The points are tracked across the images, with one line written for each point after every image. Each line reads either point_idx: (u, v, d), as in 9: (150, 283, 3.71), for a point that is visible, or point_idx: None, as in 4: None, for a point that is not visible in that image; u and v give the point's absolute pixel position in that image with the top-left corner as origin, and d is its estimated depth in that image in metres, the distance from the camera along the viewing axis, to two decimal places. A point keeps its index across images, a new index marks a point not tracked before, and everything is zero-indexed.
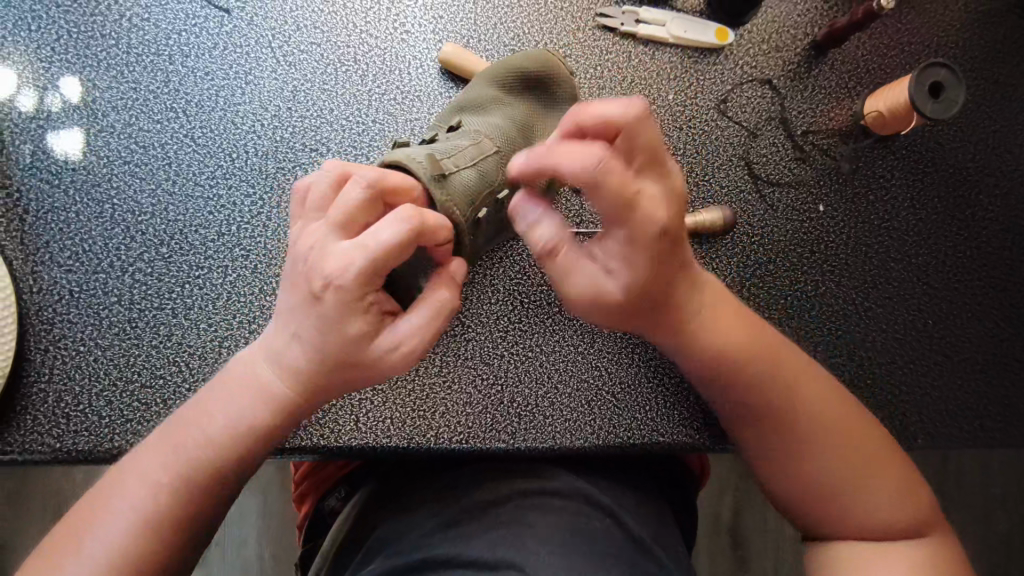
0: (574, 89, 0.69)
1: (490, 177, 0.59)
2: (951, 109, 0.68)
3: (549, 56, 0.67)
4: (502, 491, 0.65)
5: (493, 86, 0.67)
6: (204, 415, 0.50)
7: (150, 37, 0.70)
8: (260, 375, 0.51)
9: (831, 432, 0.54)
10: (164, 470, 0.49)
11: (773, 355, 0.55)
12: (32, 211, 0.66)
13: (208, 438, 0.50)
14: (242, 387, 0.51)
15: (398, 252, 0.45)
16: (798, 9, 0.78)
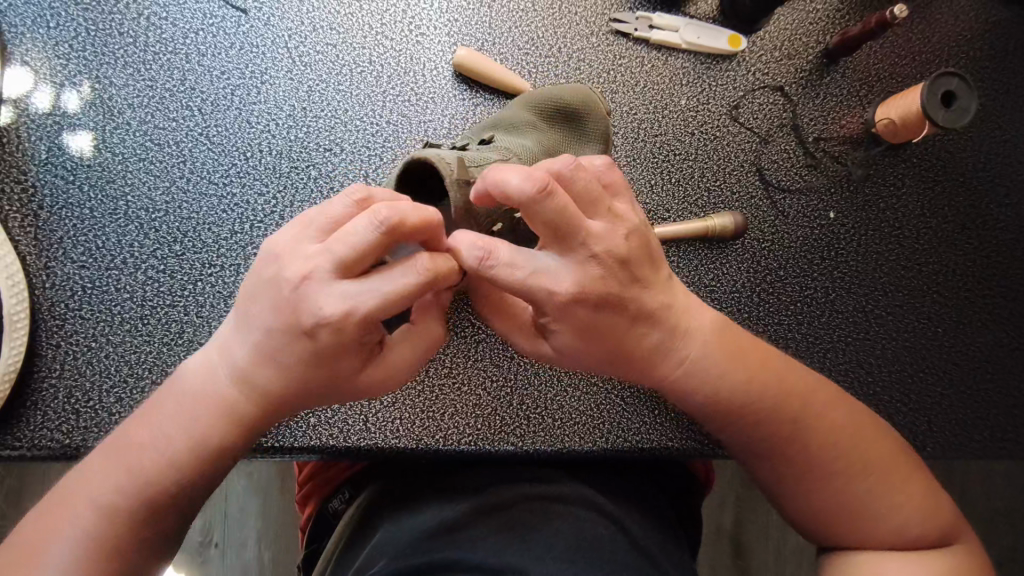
0: (608, 122, 0.68)
1: None
2: (962, 118, 0.68)
3: (589, 92, 0.67)
4: (511, 492, 0.64)
5: (528, 111, 0.67)
6: (154, 423, 0.48)
7: (168, 36, 0.70)
8: (213, 383, 0.48)
9: (842, 450, 0.55)
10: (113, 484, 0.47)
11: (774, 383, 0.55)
12: (47, 206, 0.66)
13: (158, 448, 0.48)
14: (196, 394, 0.48)
15: (411, 299, 0.43)
16: (810, 17, 0.78)
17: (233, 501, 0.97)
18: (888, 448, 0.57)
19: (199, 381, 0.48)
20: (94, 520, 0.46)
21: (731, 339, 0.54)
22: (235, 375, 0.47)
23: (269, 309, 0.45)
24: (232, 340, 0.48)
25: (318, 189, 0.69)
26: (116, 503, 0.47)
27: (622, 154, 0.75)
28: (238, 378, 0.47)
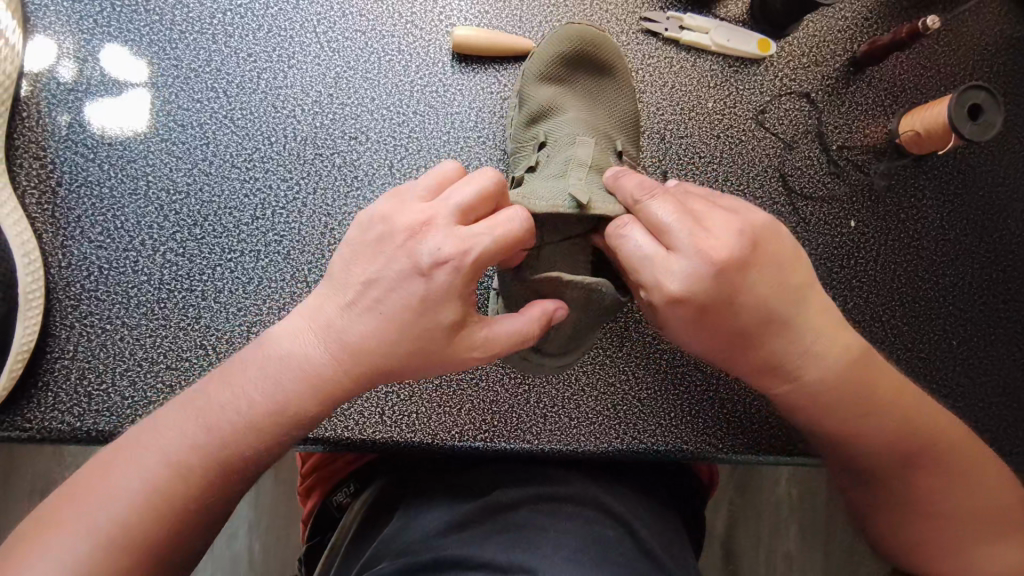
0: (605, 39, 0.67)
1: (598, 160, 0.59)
2: (988, 132, 0.68)
3: (565, 30, 0.67)
4: (526, 488, 0.64)
5: (544, 87, 0.67)
6: (239, 381, 0.49)
7: (195, 15, 0.69)
8: (303, 348, 0.49)
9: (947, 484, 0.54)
10: (190, 438, 0.48)
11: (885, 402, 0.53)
12: (65, 184, 0.65)
13: (239, 412, 0.48)
14: (286, 359, 0.49)
15: (519, 244, 0.46)
16: (839, 25, 0.78)
17: None
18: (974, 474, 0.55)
19: (290, 346, 0.49)
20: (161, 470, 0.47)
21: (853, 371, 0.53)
22: (329, 345, 0.48)
23: (380, 259, 0.47)
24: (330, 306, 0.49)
25: (341, 177, 0.68)
26: (186, 460, 0.47)
27: (647, 155, 0.74)
28: (334, 346, 0.48)
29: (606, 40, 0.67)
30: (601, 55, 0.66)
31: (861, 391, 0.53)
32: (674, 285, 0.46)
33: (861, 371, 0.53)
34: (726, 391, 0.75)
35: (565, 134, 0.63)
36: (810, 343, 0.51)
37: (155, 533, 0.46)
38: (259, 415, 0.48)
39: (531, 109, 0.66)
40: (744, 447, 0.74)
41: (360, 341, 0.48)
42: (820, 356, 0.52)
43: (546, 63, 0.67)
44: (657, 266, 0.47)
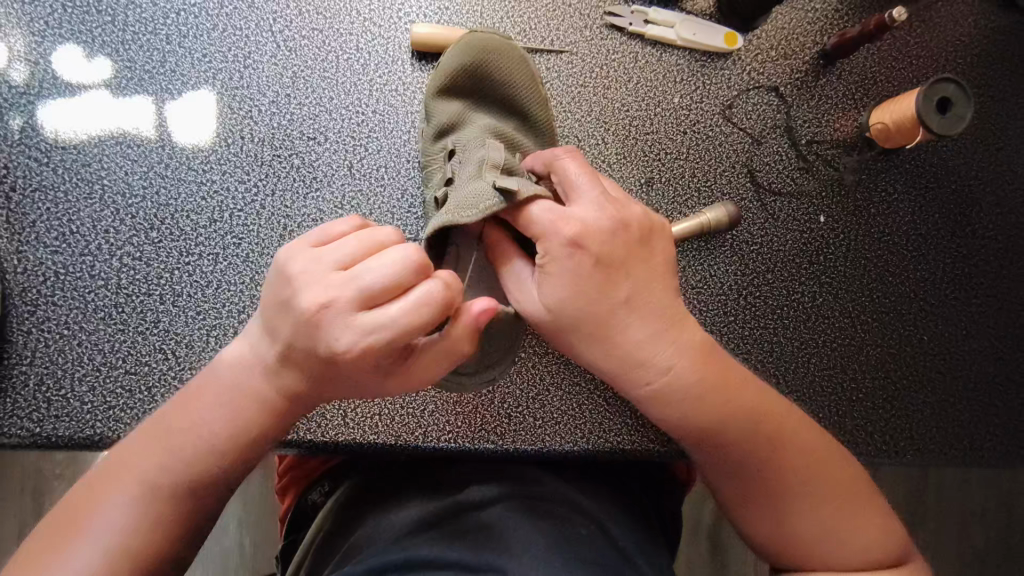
0: (506, 49, 0.65)
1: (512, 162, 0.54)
2: (958, 126, 0.67)
3: (462, 40, 0.66)
4: (488, 490, 0.63)
5: (447, 98, 0.65)
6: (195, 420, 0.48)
7: (148, 15, 0.68)
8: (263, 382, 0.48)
9: (807, 462, 0.51)
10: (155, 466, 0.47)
11: (751, 395, 0.51)
12: (19, 188, 0.64)
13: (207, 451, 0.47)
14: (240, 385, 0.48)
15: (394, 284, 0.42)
16: (808, 17, 0.77)
17: None
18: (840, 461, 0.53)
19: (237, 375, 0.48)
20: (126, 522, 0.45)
21: (713, 362, 0.50)
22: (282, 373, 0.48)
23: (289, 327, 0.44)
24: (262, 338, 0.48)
25: (300, 179, 0.67)
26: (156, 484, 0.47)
27: (613, 152, 0.73)
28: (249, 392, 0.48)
29: (524, 58, 0.66)
30: (502, 59, 0.65)
31: (722, 380, 0.50)
32: (576, 232, 0.46)
33: (712, 369, 0.50)
34: None
35: (471, 139, 0.60)
36: (666, 336, 0.49)
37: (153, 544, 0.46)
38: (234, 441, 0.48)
39: (437, 121, 0.64)
40: None
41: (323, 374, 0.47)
42: (672, 354, 0.49)
43: (445, 75, 0.65)
44: (563, 218, 0.46)
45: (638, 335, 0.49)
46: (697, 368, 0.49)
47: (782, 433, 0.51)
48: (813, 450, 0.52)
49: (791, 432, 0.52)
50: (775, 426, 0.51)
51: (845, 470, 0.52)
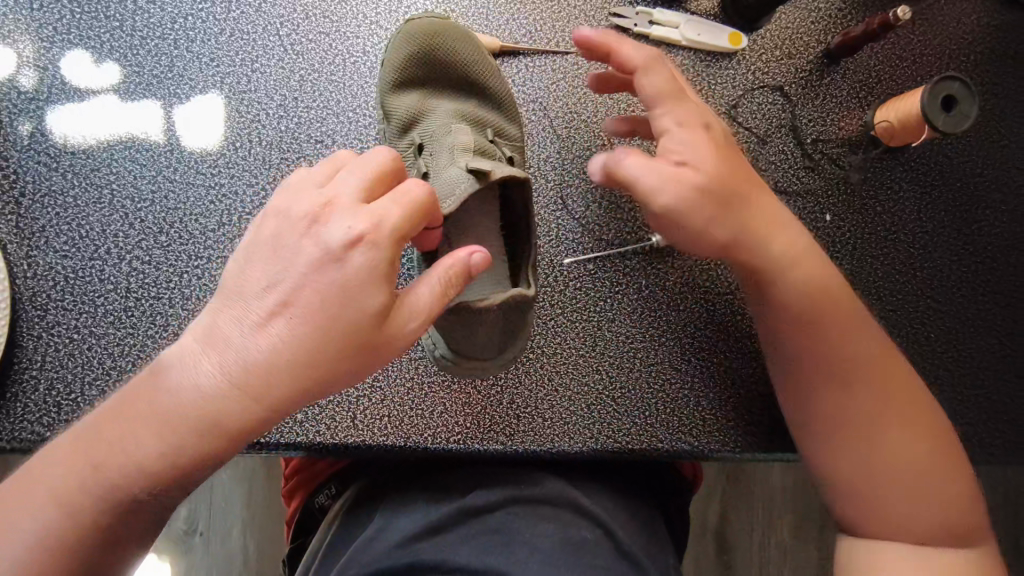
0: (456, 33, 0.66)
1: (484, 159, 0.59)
2: (963, 123, 0.67)
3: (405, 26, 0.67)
4: (497, 492, 0.63)
5: (412, 90, 0.66)
6: (130, 424, 0.44)
7: (155, 21, 0.68)
8: (208, 390, 0.44)
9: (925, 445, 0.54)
10: (74, 480, 0.44)
11: (889, 372, 0.55)
12: (29, 194, 0.65)
13: (136, 462, 0.44)
14: (182, 390, 0.44)
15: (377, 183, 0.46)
16: (811, 16, 0.77)
17: (218, 491, 0.96)
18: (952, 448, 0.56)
19: (183, 373, 0.45)
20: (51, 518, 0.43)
21: (887, 355, 0.56)
22: (227, 381, 0.44)
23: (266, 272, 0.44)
24: (233, 327, 0.44)
25: None
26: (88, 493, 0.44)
27: None
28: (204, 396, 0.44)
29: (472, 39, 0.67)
30: (453, 45, 0.65)
31: (852, 347, 0.55)
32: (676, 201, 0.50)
33: (869, 345, 0.56)
34: (703, 389, 0.73)
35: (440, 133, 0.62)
36: (825, 301, 0.55)
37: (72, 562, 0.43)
38: (165, 458, 0.44)
39: (401, 114, 0.65)
40: (723, 445, 0.72)
41: (274, 374, 0.44)
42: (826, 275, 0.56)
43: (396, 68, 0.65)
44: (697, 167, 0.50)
45: (795, 279, 0.55)
46: (827, 290, 0.55)
47: (908, 410, 0.55)
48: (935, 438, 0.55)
49: (922, 414, 0.55)
50: (904, 399, 0.55)
51: (956, 464, 0.55)
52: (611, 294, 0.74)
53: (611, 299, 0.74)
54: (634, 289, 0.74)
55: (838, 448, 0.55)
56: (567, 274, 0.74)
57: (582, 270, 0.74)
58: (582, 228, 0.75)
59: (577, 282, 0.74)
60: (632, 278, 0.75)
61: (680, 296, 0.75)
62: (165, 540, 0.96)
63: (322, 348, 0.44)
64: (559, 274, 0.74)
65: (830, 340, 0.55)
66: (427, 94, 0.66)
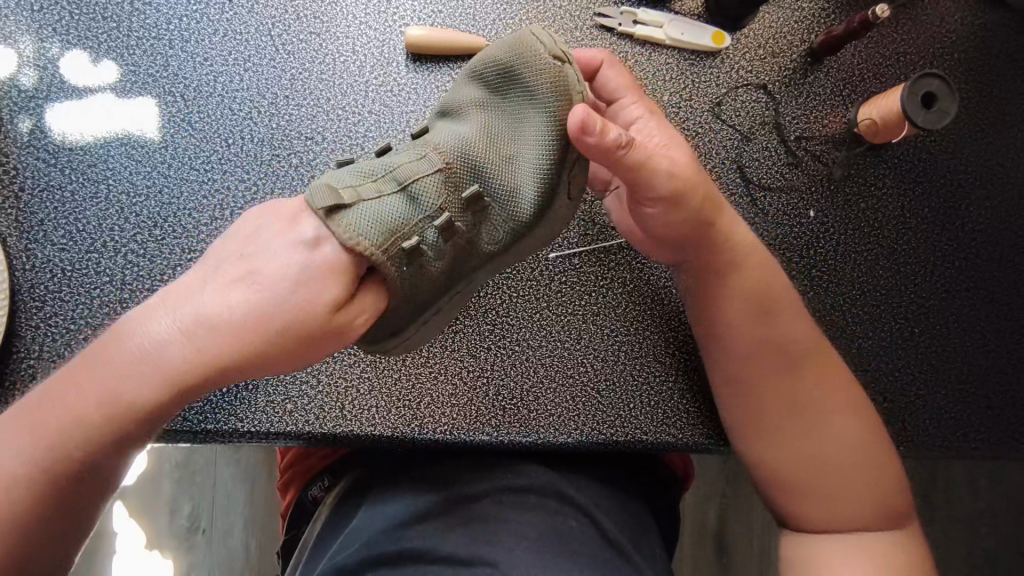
0: (546, 72, 0.57)
1: (421, 200, 0.54)
2: (943, 120, 0.68)
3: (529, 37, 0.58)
4: (482, 483, 0.65)
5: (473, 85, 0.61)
6: (78, 390, 0.50)
7: (151, 21, 0.70)
8: (161, 349, 0.50)
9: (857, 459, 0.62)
10: (31, 441, 0.50)
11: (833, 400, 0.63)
12: (28, 189, 0.67)
13: (82, 416, 0.50)
14: (138, 347, 0.50)
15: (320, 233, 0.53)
16: (795, 16, 0.78)
17: (219, 488, 0.98)
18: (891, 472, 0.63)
19: (153, 329, 0.50)
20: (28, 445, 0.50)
21: (828, 377, 0.63)
22: (179, 341, 0.50)
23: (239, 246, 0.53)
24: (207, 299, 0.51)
25: (298, 178, 0.69)
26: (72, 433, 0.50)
27: None
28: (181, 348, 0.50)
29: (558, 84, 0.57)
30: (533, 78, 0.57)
31: (811, 376, 0.63)
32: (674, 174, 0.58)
33: (824, 371, 0.64)
34: (686, 381, 0.74)
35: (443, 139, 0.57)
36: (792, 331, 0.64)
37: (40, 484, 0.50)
38: (110, 411, 0.50)
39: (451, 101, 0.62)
40: (706, 437, 0.72)
41: (220, 340, 0.50)
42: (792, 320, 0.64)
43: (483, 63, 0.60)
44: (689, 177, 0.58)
45: (779, 320, 0.63)
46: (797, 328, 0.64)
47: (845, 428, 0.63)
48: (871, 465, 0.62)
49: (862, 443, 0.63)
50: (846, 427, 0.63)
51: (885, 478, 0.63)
52: (597, 288, 0.75)
53: (596, 293, 0.75)
54: (619, 284, 0.76)
55: (792, 444, 0.63)
56: (553, 267, 0.75)
57: (568, 264, 0.76)
58: (569, 222, 0.77)
59: (563, 276, 0.75)
60: (617, 272, 0.76)
61: (664, 291, 0.76)
62: (167, 538, 0.97)
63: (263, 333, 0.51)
64: (545, 267, 0.75)
65: (800, 374, 0.63)
66: (484, 115, 0.60)
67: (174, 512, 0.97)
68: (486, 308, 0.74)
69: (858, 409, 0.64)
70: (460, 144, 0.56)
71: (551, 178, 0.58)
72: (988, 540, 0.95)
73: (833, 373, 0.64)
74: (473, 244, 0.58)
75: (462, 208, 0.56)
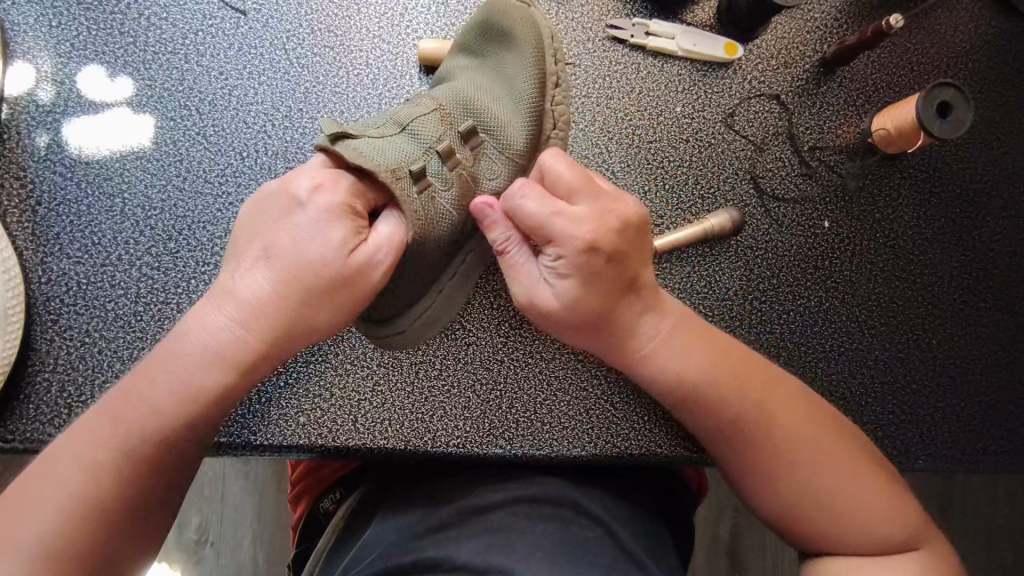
0: (523, 16, 0.61)
1: (423, 134, 0.56)
2: (959, 129, 0.67)
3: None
4: (496, 496, 0.64)
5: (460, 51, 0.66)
6: (139, 396, 0.52)
7: (167, 36, 0.71)
8: (222, 337, 0.52)
9: (843, 476, 0.57)
10: (101, 456, 0.50)
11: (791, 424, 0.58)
12: (45, 203, 0.67)
13: (145, 421, 0.51)
14: (197, 338, 0.52)
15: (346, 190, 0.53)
16: (807, 26, 0.78)
17: (229, 500, 0.98)
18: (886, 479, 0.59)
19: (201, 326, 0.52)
20: (85, 468, 0.50)
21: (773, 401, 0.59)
22: (236, 326, 0.52)
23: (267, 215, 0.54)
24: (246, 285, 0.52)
25: None
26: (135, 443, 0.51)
27: (616, 161, 0.75)
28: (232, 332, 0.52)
29: (534, 21, 0.61)
30: (508, 20, 0.61)
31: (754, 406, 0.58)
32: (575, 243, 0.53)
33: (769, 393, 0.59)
34: None
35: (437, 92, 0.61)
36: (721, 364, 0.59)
37: (107, 499, 0.50)
38: (189, 399, 0.52)
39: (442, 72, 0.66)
40: None
41: (269, 315, 0.52)
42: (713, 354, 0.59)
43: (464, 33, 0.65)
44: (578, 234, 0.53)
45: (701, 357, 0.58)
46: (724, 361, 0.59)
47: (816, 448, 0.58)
48: (860, 476, 0.58)
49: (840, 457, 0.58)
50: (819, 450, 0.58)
51: (878, 487, 0.58)
52: None
53: None
54: None
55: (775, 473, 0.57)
56: None
57: None
58: None
59: None
60: None
61: None
62: (175, 551, 0.97)
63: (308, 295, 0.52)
64: None
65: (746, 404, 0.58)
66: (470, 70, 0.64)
67: (183, 524, 0.97)
68: (499, 320, 0.74)
69: (822, 429, 0.59)
70: (450, 93, 0.60)
71: (539, 110, 0.61)
72: (1008, 555, 0.93)
73: (780, 392, 0.60)
74: (478, 181, 0.59)
75: (461, 145, 0.58)
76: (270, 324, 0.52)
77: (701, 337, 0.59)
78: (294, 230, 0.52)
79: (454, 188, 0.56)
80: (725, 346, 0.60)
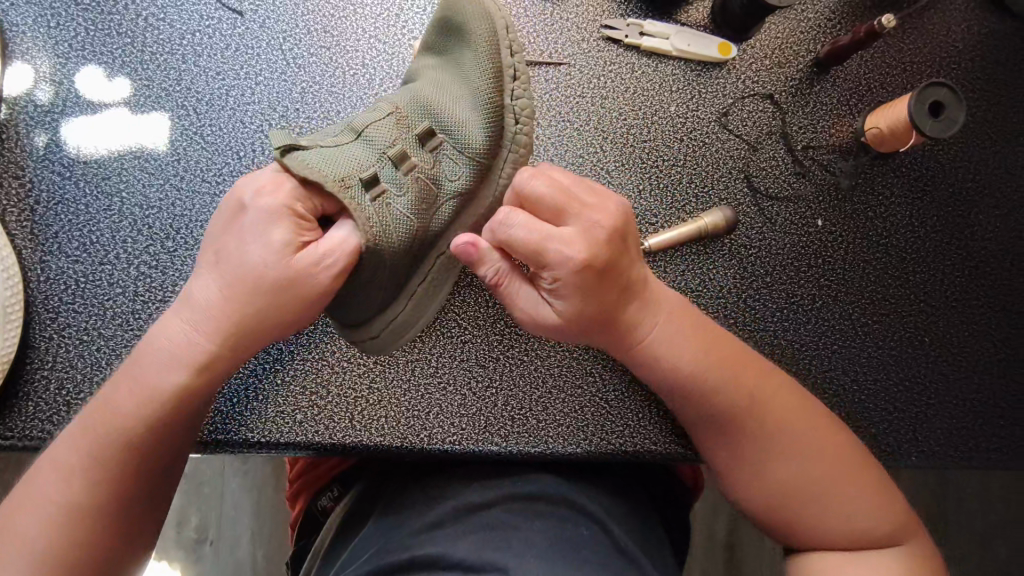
0: (476, 12, 0.60)
1: (379, 142, 0.56)
2: (951, 129, 0.68)
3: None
4: (491, 493, 0.64)
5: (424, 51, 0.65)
6: (111, 406, 0.53)
7: (165, 37, 0.72)
8: (178, 340, 0.54)
9: (834, 473, 0.58)
10: (80, 468, 0.52)
11: (785, 420, 0.58)
12: (43, 202, 0.68)
13: (119, 431, 0.53)
14: (160, 345, 0.54)
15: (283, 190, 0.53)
16: (800, 26, 0.79)
17: (227, 498, 0.98)
18: (877, 471, 0.60)
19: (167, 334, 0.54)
20: (68, 479, 0.52)
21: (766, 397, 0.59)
22: (196, 333, 0.53)
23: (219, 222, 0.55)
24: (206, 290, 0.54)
25: None
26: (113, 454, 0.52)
27: (611, 160, 0.76)
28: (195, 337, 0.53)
29: (488, 16, 0.60)
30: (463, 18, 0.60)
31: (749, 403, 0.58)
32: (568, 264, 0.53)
33: (762, 389, 0.59)
34: None
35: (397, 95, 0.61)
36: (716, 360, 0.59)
37: (89, 510, 0.52)
38: (147, 402, 0.53)
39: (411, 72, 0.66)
40: None
41: (223, 320, 0.53)
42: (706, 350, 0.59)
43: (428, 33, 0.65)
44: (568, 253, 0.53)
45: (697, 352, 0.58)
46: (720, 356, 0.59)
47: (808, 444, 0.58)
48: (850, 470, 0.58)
49: (831, 451, 0.58)
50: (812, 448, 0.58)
51: (869, 480, 0.59)
52: None
53: None
54: None
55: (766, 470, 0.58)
56: None
57: None
58: None
59: None
60: None
61: None
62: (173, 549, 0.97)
63: (266, 299, 0.53)
64: None
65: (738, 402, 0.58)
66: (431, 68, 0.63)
67: (181, 522, 0.98)
68: (494, 318, 0.74)
69: (815, 423, 0.60)
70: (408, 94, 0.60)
71: (495, 111, 0.60)
72: (1003, 550, 0.94)
73: (771, 388, 0.60)
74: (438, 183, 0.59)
75: (418, 148, 0.58)
76: (231, 326, 0.53)
77: (699, 334, 0.59)
78: (240, 235, 0.53)
79: (411, 192, 0.56)
80: (719, 344, 0.60)
